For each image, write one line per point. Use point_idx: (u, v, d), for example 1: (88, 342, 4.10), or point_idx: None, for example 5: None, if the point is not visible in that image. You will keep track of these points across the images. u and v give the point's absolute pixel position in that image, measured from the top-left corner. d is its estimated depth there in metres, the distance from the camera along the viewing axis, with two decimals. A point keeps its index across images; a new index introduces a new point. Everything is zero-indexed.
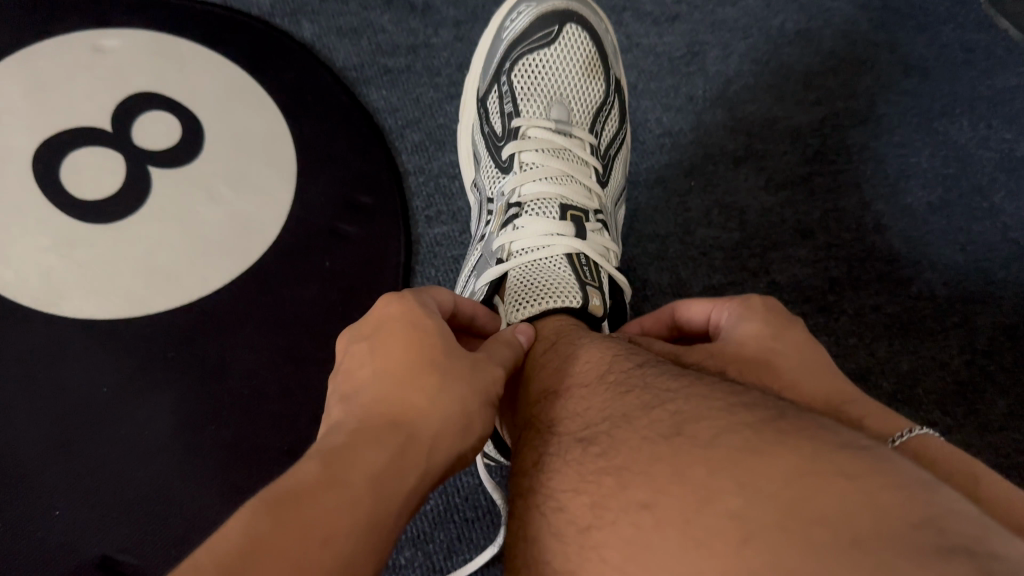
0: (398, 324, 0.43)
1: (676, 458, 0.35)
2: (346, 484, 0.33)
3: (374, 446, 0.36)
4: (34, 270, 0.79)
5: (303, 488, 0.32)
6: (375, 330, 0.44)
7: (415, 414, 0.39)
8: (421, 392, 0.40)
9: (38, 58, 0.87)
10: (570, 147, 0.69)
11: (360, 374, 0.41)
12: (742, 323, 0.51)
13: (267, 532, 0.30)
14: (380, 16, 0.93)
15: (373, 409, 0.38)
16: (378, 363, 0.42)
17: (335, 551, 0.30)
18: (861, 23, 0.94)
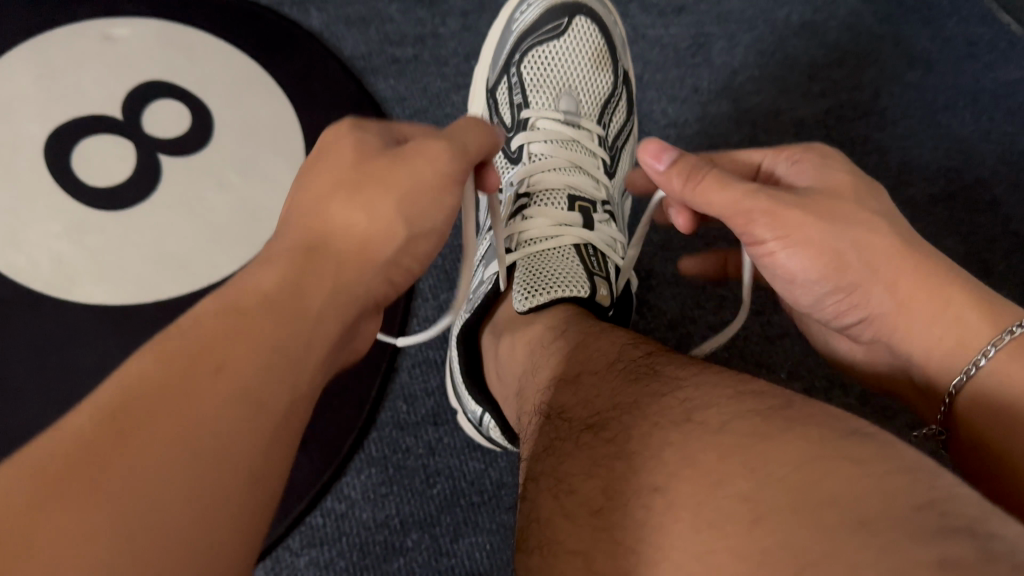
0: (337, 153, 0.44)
1: (686, 441, 0.36)
2: (254, 316, 0.35)
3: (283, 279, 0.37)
4: (45, 257, 0.80)
5: (217, 328, 0.33)
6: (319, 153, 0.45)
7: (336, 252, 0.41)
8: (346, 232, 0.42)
9: (48, 46, 0.88)
10: (578, 138, 0.70)
11: (307, 185, 0.44)
12: (829, 171, 0.55)
13: (180, 373, 0.31)
14: (387, 6, 0.94)
15: (300, 236, 0.41)
16: (318, 177, 0.44)
17: (237, 379, 0.32)
18: (866, 15, 0.94)
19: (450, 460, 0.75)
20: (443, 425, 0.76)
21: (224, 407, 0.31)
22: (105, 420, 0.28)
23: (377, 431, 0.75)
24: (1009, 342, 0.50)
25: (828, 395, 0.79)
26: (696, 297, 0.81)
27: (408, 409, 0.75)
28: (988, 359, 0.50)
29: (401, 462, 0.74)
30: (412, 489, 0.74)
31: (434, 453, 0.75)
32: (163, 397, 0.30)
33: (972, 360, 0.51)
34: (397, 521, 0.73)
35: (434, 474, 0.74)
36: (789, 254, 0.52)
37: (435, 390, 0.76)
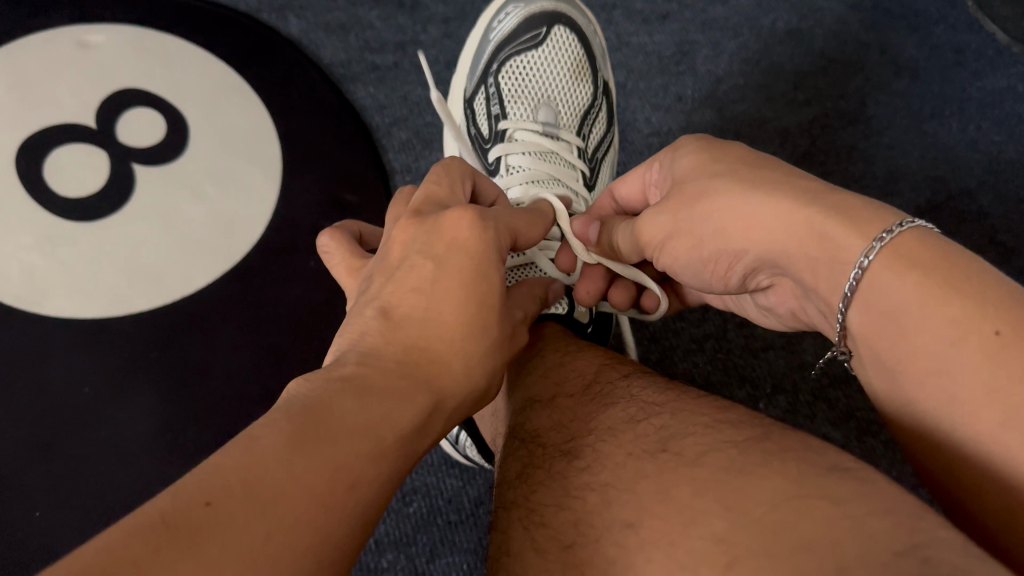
0: (455, 254, 0.41)
1: (660, 473, 0.35)
2: (362, 395, 0.34)
3: (406, 408, 0.35)
4: (15, 268, 0.78)
5: (330, 408, 0.32)
6: (441, 255, 0.41)
7: (443, 362, 0.39)
8: (455, 351, 0.40)
9: (20, 54, 0.86)
10: (556, 149, 0.68)
11: (451, 262, 0.41)
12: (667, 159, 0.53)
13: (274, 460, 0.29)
14: (368, 12, 0.92)
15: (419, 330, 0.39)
16: (444, 283, 0.40)
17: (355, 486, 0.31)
18: (852, 22, 0.93)
19: (427, 477, 0.73)
20: None
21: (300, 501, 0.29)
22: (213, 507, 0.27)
23: None
24: (884, 251, 0.38)
25: (812, 410, 0.78)
26: (677, 311, 0.80)
27: None
28: (865, 271, 0.39)
29: None
30: (387, 508, 0.72)
31: (410, 470, 0.73)
32: (259, 487, 0.28)
33: (849, 273, 0.40)
34: (372, 540, 0.71)
35: (410, 492, 0.73)
36: (675, 245, 0.51)
37: None
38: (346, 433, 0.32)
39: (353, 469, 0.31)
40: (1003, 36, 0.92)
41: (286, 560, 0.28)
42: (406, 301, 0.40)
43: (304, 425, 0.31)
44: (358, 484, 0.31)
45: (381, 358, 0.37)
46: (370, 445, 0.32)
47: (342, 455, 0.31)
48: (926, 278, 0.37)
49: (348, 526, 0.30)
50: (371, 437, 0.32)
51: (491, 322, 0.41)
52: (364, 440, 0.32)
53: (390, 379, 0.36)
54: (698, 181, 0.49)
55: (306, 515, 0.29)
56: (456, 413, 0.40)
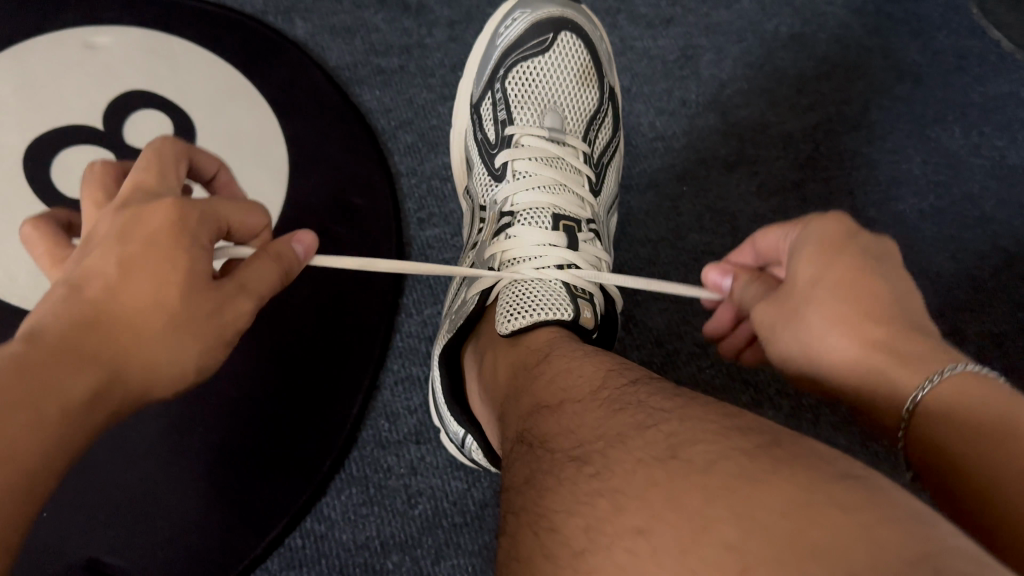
0: (154, 239, 0.40)
1: (670, 481, 0.35)
2: (37, 376, 0.34)
3: (81, 381, 0.35)
4: (22, 269, 0.79)
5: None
6: (130, 239, 0.40)
7: (130, 338, 0.38)
8: (148, 326, 0.39)
9: (27, 55, 0.87)
10: (562, 155, 0.69)
11: (136, 241, 0.40)
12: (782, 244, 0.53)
13: None
14: (374, 16, 0.93)
15: (96, 314, 0.38)
16: (141, 264, 0.39)
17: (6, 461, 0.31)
18: (854, 28, 0.93)
19: (432, 480, 0.74)
20: (426, 444, 0.75)
21: None
22: None
23: (359, 449, 0.74)
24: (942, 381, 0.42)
25: (815, 414, 0.78)
26: (682, 314, 0.81)
27: (389, 426, 0.75)
28: (927, 392, 0.42)
29: (382, 481, 0.73)
30: (393, 510, 0.73)
31: (415, 472, 0.74)
32: None
33: (912, 393, 0.43)
34: (377, 542, 0.72)
35: (415, 494, 0.74)
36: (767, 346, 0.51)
37: (417, 408, 0.76)
38: (2, 407, 0.32)
39: (10, 444, 0.31)
40: (1008, 44, 0.93)
41: None
42: (99, 281, 0.39)
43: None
44: (17, 456, 0.31)
45: (73, 330, 0.36)
46: (33, 419, 0.33)
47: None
48: (986, 412, 0.40)
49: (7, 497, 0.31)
50: (37, 411, 0.33)
51: (189, 298, 0.41)
52: (21, 414, 0.32)
53: (64, 356, 0.35)
54: (800, 288, 0.48)
55: None
56: (158, 386, 0.40)
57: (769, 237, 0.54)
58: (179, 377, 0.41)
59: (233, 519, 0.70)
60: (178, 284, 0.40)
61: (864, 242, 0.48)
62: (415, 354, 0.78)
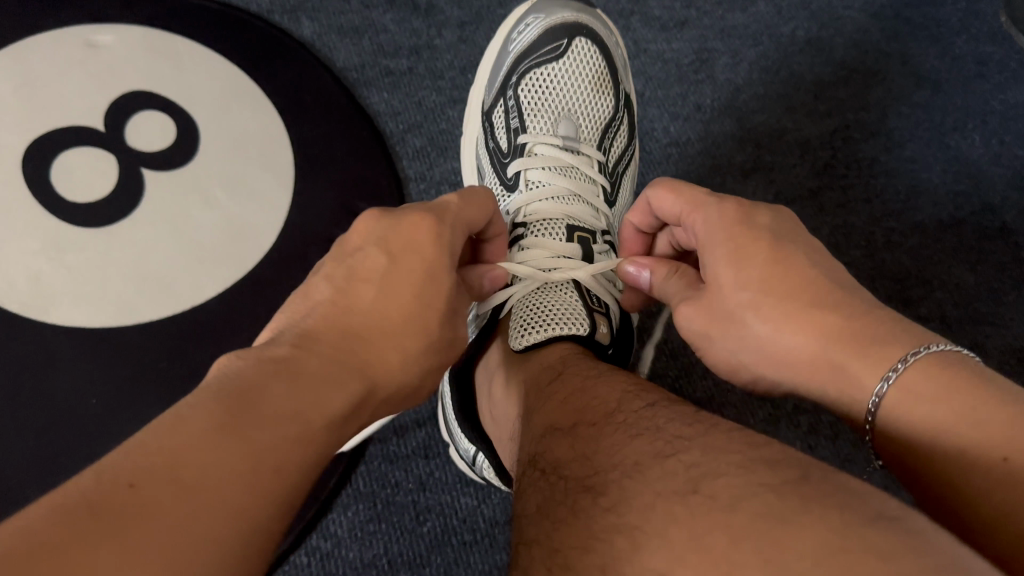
0: (409, 254, 0.45)
1: (692, 519, 0.33)
2: (302, 379, 0.36)
3: (340, 394, 0.37)
4: (22, 275, 0.77)
5: (270, 392, 0.34)
6: (397, 253, 0.44)
7: (376, 353, 0.40)
8: (390, 342, 0.42)
9: (28, 53, 0.85)
10: (576, 164, 0.67)
11: (396, 263, 0.44)
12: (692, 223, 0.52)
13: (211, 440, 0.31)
14: (382, 16, 0.91)
15: (348, 327, 0.41)
16: (388, 283, 0.43)
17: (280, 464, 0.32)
18: (872, 33, 0.91)
19: (441, 496, 0.73)
20: (434, 458, 0.73)
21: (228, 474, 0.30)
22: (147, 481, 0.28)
23: (366, 464, 0.73)
24: (902, 372, 0.40)
25: (833, 430, 0.76)
26: None
27: (397, 441, 0.73)
28: (891, 385, 0.40)
29: (390, 497, 0.72)
30: (401, 527, 0.71)
31: (424, 488, 0.72)
32: (173, 465, 0.29)
33: (873, 392, 0.41)
34: (385, 560, 0.70)
35: (424, 511, 0.72)
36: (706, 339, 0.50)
37: (426, 421, 0.74)
38: (276, 412, 0.33)
39: (280, 451, 0.32)
40: None
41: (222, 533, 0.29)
42: (356, 289, 0.43)
43: (228, 406, 0.32)
44: (285, 464, 0.32)
45: (319, 340, 0.39)
46: (301, 429, 0.34)
47: (271, 439, 0.32)
48: (943, 396, 0.38)
49: (280, 502, 0.32)
50: (304, 422, 0.34)
51: (432, 322, 0.44)
52: (295, 422, 0.34)
53: (324, 362, 0.38)
54: (728, 293, 0.48)
55: (233, 489, 0.30)
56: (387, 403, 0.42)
57: (668, 200, 0.53)
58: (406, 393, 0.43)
59: None
60: (430, 309, 0.44)
61: (763, 219, 0.49)
62: None
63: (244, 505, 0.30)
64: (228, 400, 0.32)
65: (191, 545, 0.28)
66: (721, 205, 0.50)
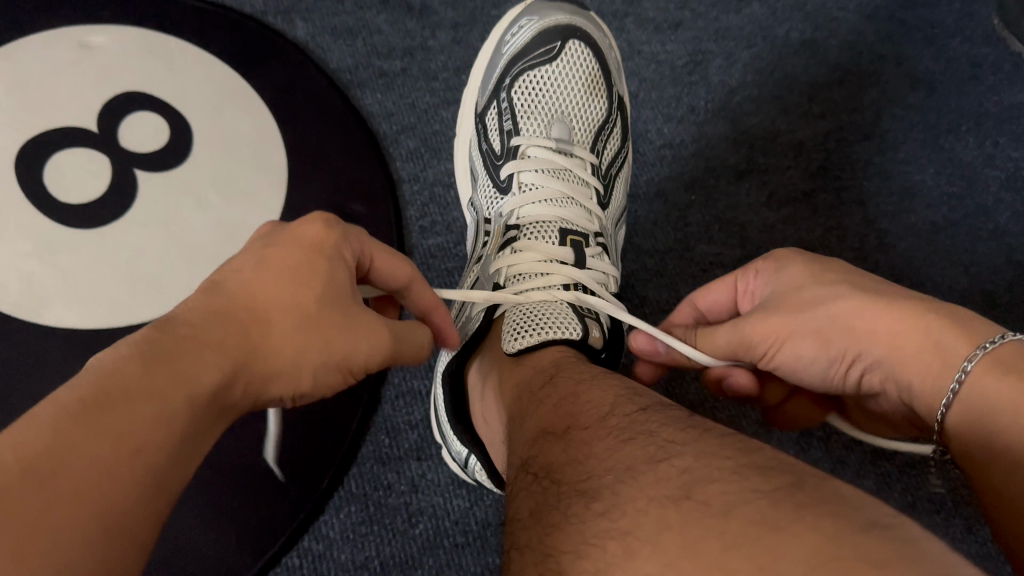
0: (295, 245, 0.44)
1: (686, 525, 0.33)
2: (177, 360, 0.34)
3: (211, 372, 0.36)
4: (13, 276, 0.77)
5: (136, 374, 0.33)
6: (280, 245, 0.44)
7: (257, 337, 0.39)
8: (274, 324, 0.40)
9: (21, 54, 0.85)
10: (569, 167, 0.67)
11: (276, 254, 0.43)
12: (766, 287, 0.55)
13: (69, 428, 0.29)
14: (376, 17, 0.91)
15: (231, 309, 0.39)
16: (274, 271, 0.42)
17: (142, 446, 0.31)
18: (867, 34, 0.91)
19: (433, 498, 0.73)
20: (427, 460, 0.73)
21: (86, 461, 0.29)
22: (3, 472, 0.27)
23: (358, 466, 0.73)
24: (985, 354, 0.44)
25: (826, 433, 0.77)
26: None
27: (389, 442, 0.73)
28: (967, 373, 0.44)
29: (383, 499, 0.72)
30: (393, 529, 0.71)
31: (416, 490, 0.72)
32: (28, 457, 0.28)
33: (954, 374, 0.45)
34: (376, 562, 0.70)
35: (416, 512, 0.72)
36: (789, 346, 0.52)
37: (419, 423, 0.74)
38: (138, 394, 0.32)
39: (145, 432, 0.31)
40: None
41: (77, 517, 0.28)
42: (237, 276, 0.41)
43: (90, 395, 0.31)
44: (149, 445, 0.31)
45: (205, 324, 0.38)
46: (168, 408, 0.33)
47: (130, 423, 0.31)
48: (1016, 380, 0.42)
49: (143, 484, 0.31)
50: (169, 402, 0.33)
51: (324, 304, 0.43)
52: (155, 402, 0.32)
53: (200, 341, 0.36)
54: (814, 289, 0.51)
55: (91, 475, 0.29)
56: (269, 385, 0.40)
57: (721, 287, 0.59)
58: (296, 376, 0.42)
59: (229, 537, 0.68)
60: (322, 292, 0.43)
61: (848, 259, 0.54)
62: (417, 366, 0.76)
63: (99, 494, 0.29)
64: (95, 390, 0.31)
65: (49, 531, 0.27)
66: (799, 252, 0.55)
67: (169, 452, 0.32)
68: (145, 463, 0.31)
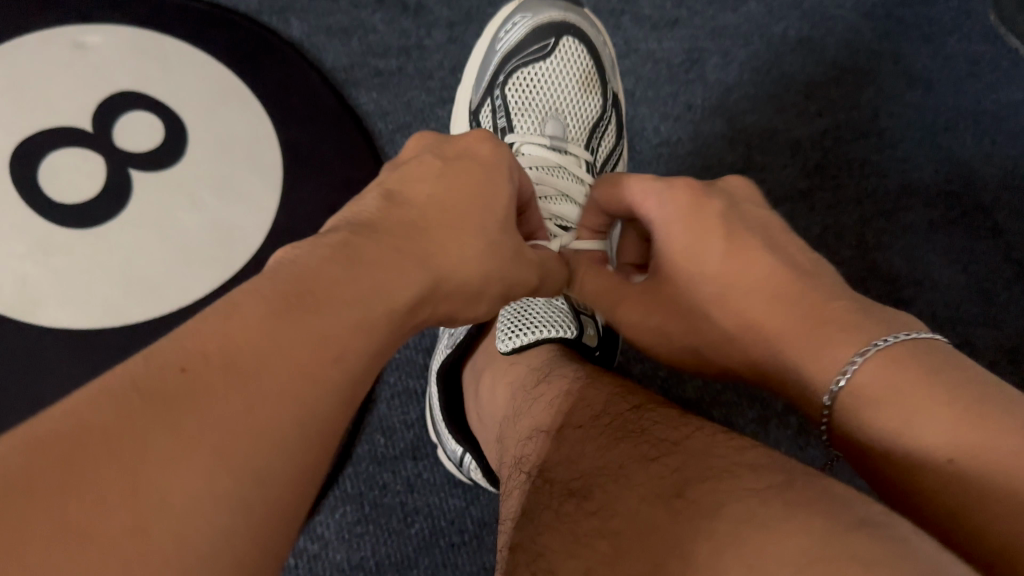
0: (469, 164, 0.45)
1: (674, 526, 0.33)
2: (369, 266, 0.35)
3: (403, 283, 0.36)
4: (8, 278, 0.76)
5: (333, 280, 0.33)
6: (452, 160, 0.45)
7: (440, 246, 0.40)
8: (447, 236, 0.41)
9: (16, 54, 0.84)
10: (564, 164, 0.66)
11: (456, 170, 0.45)
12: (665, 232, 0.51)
13: (279, 325, 0.30)
14: (371, 15, 0.90)
15: (419, 221, 0.40)
16: (446, 183, 0.44)
17: (337, 351, 0.31)
18: (864, 31, 0.91)
19: (429, 497, 0.72)
20: (422, 460, 0.73)
21: (299, 363, 0.30)
22: (220, 364, 0.28)
23: (353, 466, 0.72)
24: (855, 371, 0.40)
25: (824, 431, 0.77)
26: None
27: (385, 442, 0.73)
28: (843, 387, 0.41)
29: (378, 499, 0.71)
30: (389, 529, 0.71)
31: (412, 490, 0.72)
32: (245, 352, 0.29)
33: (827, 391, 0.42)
34: (372, 562, 0.70)
35: (412, 512, 0.72)
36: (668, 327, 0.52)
37: (414, 423, 0.74)
38: (335, 297, 0.33)
39: (343, 341, 0.32)
40: None
41: (286, 419, 0.29)
42: (411, 190, 0.43)
43: (292, 293, 0.31)
44: (346, 355, 0.32)
45: (382, 232, 0.38)
46: (362, 316, 0.33)
47: (335, 327, 0.32)
48: (886, 396, 0.39)
49: (338, 393, 0.31)
50: (365, 307, 0.33)
51: (486, 219, 0.44)
52: (354, 308, 0.33)
53: (386, 248, 0.37)
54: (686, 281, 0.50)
55: (298, 381, 0.30)
56: (449, 302, 0.41)
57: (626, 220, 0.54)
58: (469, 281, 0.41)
59: None
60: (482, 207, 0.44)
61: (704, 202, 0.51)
62: (412, 366, 0.75)
63: (309, 401, 0.30)
64: (294, 289, 0.32)
65: (260, 429, 0.28)
66: (670, 187, 0.51)
67: (362, 362, 0.33)
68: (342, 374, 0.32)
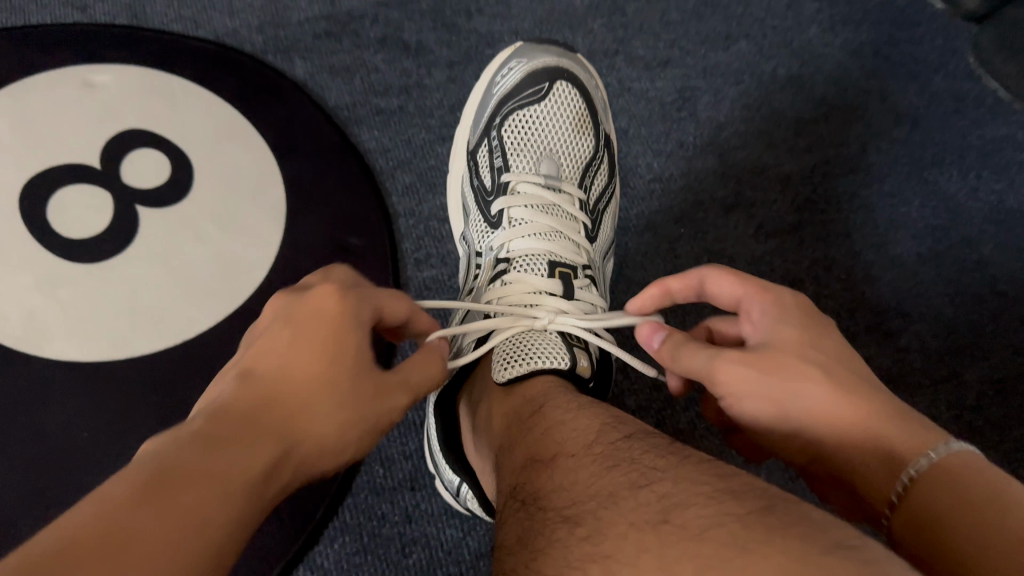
0: (317, 323, 0.43)
1: (662, 551, 0.34)
2: (224, 447, 0.35)
3: (261, 458, 0.36)
4: (16, 311, 0.78)
5: (188, 462, 0.33)
6: (303, 313, 0.43)
7: (299, 413, 0.39)
8: (309, 401, 0.40)
9: (28, 94, 0.87)
10: (558, 203, 0.68)
11: (308, 319, 0.43)
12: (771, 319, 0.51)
13: (125, 513, 0.29)
14: (373, 56, 0.93)
15: (271, 392, 0.39)
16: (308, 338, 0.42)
17: (199, 526, 0.31)
18: (852, 70, 0.95)
19: (426, 528, 0.73)
20: (420, 491, 0.74)
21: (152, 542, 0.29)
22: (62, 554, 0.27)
23: (353, 496, 0.73)
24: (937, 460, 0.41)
25: None
26: None
27: (384, 472, 0.74)
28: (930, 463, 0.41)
29: (376, 529, 0.73)
30: (387, 559, 0.72)
31: (410, 520, 0.73)
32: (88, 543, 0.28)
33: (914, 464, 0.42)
34: None
35: (410, 543, 0.73)
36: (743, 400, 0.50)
37: (413, 453, 0.75)
38: (193, 486, 0.32)
39: (204, 519, 0.31)
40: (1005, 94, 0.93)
41: None
42: (264, 357, 0.41)
43: (143, 480, 0.31)
44: (207, 535, 0.31)
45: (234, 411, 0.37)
46: (223, 493, 0.33)
47: (193, 504, 0.31)
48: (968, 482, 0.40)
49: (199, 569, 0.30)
50: (224, 487, 0.33)
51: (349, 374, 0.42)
52: (211, 487, 0.32)
53: (238, 426, 0.36)
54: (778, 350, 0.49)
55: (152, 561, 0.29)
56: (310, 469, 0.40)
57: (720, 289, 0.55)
58: (328, 445, 0.40)
59: None
60: (348, 364, 0.43)
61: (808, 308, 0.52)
62: None
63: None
64: (143, 477, 0.31)
65: None
66: (796, 295, 0.53)
67: (223, 537, 0.32)
68: (206, 548, 0.31)
